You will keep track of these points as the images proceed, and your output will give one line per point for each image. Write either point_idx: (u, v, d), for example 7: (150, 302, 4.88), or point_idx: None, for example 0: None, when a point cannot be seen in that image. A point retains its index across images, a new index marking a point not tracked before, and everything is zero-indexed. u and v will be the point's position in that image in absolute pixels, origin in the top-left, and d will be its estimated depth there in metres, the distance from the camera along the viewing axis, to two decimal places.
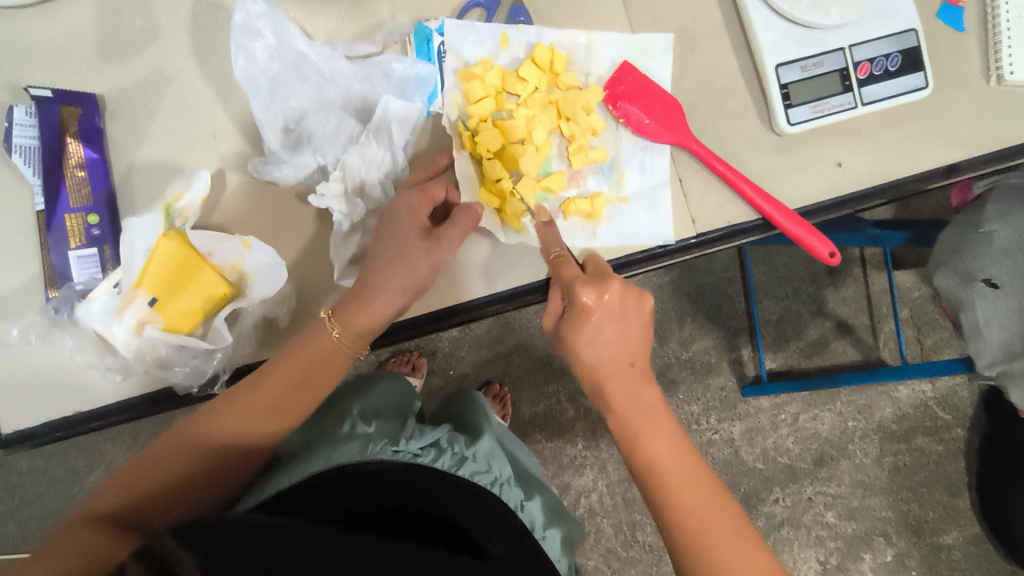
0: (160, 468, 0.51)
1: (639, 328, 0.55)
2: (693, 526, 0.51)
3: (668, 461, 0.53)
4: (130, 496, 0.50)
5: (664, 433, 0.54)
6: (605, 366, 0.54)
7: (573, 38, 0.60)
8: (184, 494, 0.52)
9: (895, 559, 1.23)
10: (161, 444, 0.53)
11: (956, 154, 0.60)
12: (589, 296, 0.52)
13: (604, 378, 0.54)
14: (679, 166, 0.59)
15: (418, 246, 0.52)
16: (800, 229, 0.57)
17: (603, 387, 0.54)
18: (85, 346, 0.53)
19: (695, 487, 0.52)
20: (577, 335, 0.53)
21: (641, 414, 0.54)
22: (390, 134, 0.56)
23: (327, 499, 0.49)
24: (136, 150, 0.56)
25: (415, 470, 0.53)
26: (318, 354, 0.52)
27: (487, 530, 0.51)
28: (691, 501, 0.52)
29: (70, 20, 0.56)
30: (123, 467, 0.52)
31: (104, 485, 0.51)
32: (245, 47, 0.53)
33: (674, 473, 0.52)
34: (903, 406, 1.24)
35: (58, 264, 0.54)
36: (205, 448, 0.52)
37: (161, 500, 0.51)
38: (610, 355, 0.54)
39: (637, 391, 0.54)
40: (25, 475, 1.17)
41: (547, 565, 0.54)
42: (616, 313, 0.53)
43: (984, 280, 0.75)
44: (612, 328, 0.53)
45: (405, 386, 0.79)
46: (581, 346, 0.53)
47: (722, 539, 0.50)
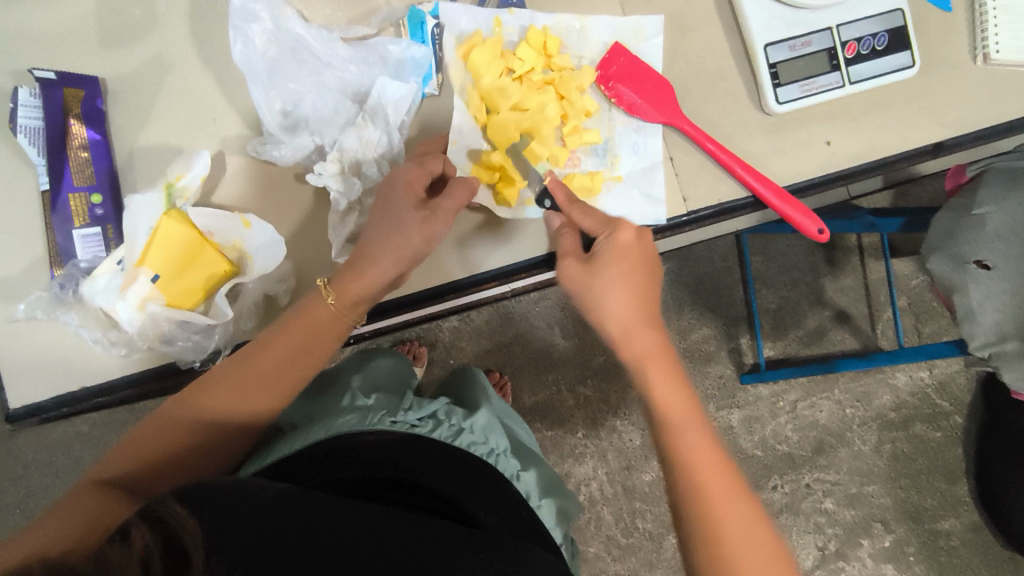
0: (161, 437, 0.53)
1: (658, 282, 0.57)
2: (710, 487, 0.49)
3: (689, 417, 0.52)
4: (135, 463, 0.52)
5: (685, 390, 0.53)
6: (629, 312, 0.55)
7: (565, 21, 0.61)
8: (183, 463, 0.53)
9: (893, 545, 1.24)
10: (160, 413, 0.54)
11: (945, 133, 0.61)
12: (628, 233, 0.55)
13: (630, 324, 0.54)
14: (671, 147, 0.60)
15: (414, 216, 0.53)
16: (790, 208, 0.58)
17: (632, 333, 0.54)
18: (89, 322, 0.54)
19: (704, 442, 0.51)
20: (610, 269, 0.55)
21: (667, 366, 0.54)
22: (386, 116, 0.57)
23: (326, 468, 0.50)
24: (137, 133, 0.57)
25: (413, 440, 0.54)
26: (315, 323, 0.54)
27: (481, 502, 0.52)
28: (708, 460, 0.50)
29: (72, 7, 0.57)
30: (126, 437, 0.54)
31: (108, 454, 0.53)
32: (243, 31, 0.55)
33: (686, 426, 0.51)
34: (901, 393, 1.25)
35: (62, 243, 0.55)
36: (203, 418, 0.53)
37: (163, 469, 0.53)
38: (631, 300, 0.55)
39: (658, 339, 0.55)
40: (32, 465, 1.19)
41: (542, 533, 0.55)
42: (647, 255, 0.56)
43: (977, 263, 0.76)
44: (641, 270, 0.55)
45: (404, 364, 0.80)
46: (610, 286, 0.54)
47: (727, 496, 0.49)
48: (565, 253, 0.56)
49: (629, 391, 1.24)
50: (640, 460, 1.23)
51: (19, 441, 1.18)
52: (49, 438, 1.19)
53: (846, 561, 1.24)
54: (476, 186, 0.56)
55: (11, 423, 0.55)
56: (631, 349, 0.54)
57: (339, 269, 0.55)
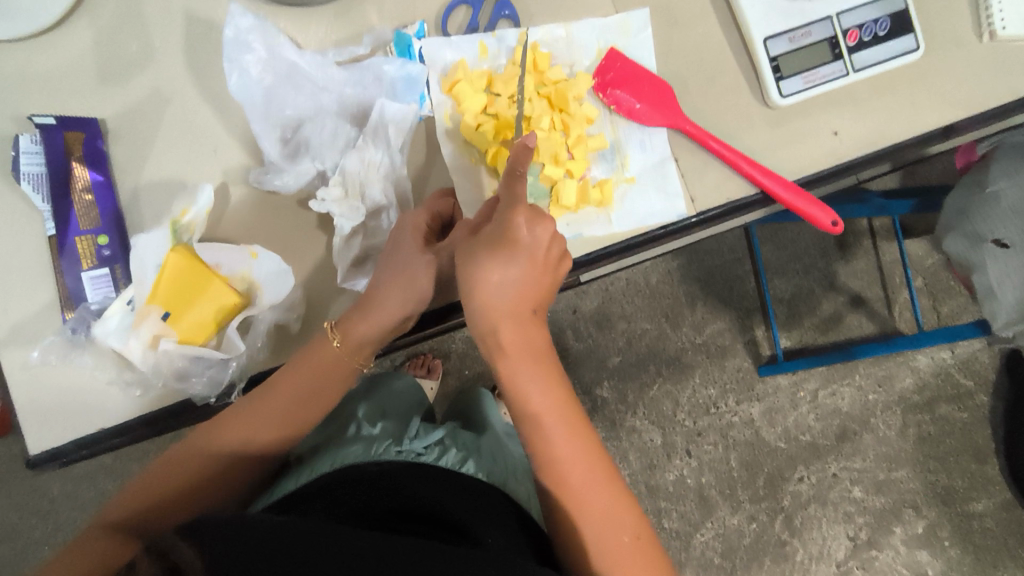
0: (171, 475, 0.53)
1: (548, 276, 0.52)
2: (575, 479, 0.52)
3: (552, 409, 0.53)
4: (143, 504, 0.52)
5: (545, 380, 0.53)
6: (490, 310, 0.51)
7: (550, 32, 0.60)
8: (191, 502, 0.53)
9: (926, 530, 1.22)
10: (169, 453, 0.55)
11: (954, 114, 0.60)
12: (525, 222, 0.50)
13: (501, 317, 0.51)
14: (678, 148, 0.59)
15: (420, 258, 0.54)
16: (802, 201, 0.57)
17: (497, 327, 0.52)
18: (104, 363, 0.55)
19: (572, 435, 0.53)
20: (480, 255, 0.51)
21: (531, 358, 0.53)
22: (387, 136, 0.56)
23: (338, 498, 0.54)
24: (140, 170, 0.57)
25: (418, 468, 0.59)
26: (324, 364, 0.54)
27: (487, 526, 0.54)
28: (574, 454, 0.52)
29: (69, 49, 0.58)
30: (132, 480, 0.54)
31: (115, 499, 0.53)
32: (238, 62, 0.55)
33: (553, 421, 0.53)
34: (923, 375, 1.23)
35: (72, 286, 0.55)
36: (213, 458, 0.54)
37: (171, 508, 0.53)
38: (509, 294, 0.51)
39: (535, 335, 0.53)
40: (57, 499, 1.20)
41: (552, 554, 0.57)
42: (535, 250, 0.51)
43: (994, 241, 0.74)
44: (522, 265, 0.51)
45: (413, 390, 0.87)
46: (480, 274, 0.50)
47: (597, 492, 0.52)
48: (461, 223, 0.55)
49: (646, 391, 1.24)
50: (661, 459, 1.23)
51: (43, 477, 1.19)
52: (73, 473, 1.20)
53: (879, 549, 1.22)
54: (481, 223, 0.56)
55: (31, 469, 0.54)
56: (495, 339, 0.52)
57: (348, 309, 0.55)
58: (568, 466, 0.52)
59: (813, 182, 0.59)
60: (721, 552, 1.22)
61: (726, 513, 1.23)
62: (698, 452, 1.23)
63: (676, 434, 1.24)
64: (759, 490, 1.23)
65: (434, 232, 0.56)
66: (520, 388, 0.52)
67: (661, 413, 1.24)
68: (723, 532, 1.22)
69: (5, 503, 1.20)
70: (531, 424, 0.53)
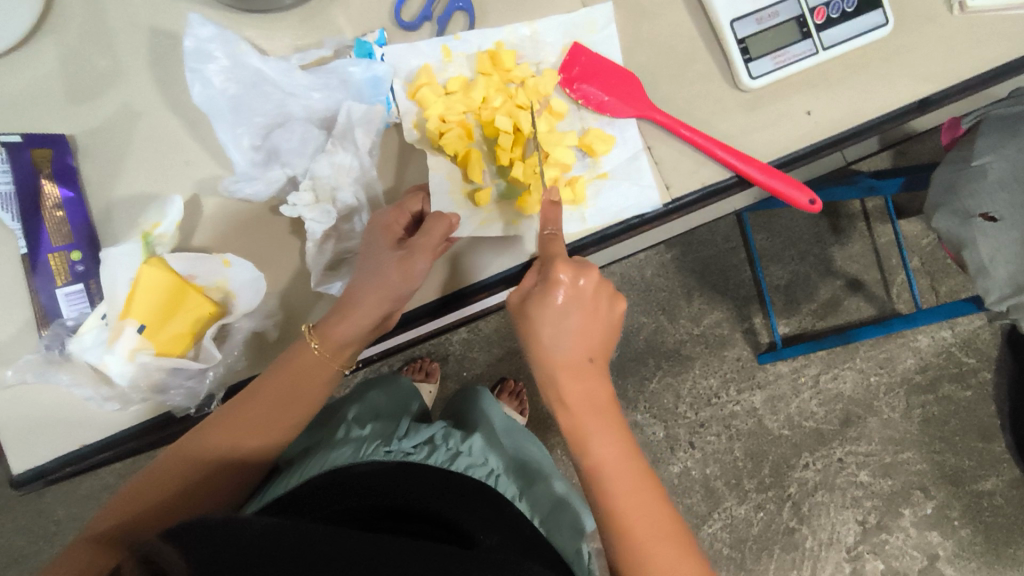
0: (157, 484, 0.53)
1: (599, 324, 0.54)
2: (639, 534, 0.51)
3: (617, 465, 0.52)
4: (130, 514, 0.52)
5: (612, 435, 0.53)
6: (554, 366, 0.53)
7: (515, 32, 0.60)
8: (177, 510, 0.53)
9: (935, 511, 1.21)
10: (156, 463, 0.55)
11: (928, 88, 0.59)
12: (565, 273, 0.52)
13: (560, 369, 0.53)
14: (650, 137, 0.59)
15: (391, 256, 0.53)
16: (778, 183, 0.56)
17: (558, 381, 0.53)
18: (82, 378, 0.53)
19: (639, 491, 0.52)
20: (540, 316, 0.53)
21: (594, 412, 0.53)
22: (356, 140, 0.56)
23: (325, 500, 0.55)
24: (111, 186, 0.57)
25: (407, 466, 0.61)
26: (302, 369, 0.54)
27: (479, 524, 0.55)
28: (638, 510, 0.52)
29: (36, 69, 0.58)
30: (118, 492, 0.54)
31: (101, 512, 0.53)
32: (201, 73, 0.54)
33: (620, 479, 0.52)
34: (926, 355, 1.22)
35: (47, 303, 0.55)
36: (195, 467, 0.54)
37: (159, 516, 0.53)
38: (567, 346, 0.53)
39: (600, 388, 0.54)
40: (62, 521, 1.20)
41: (540, 548, 0.58)
42: (585, 300, 0.53)
43: (982, 215, 0.74)
44: (578, 314, 0.53)
45: (408, 390, 0.88)
46: (539, 327, 0.53)
47: (664, 549, 0.51)
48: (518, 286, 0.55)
49: (647, 384, 1.24)
50: (665, 452, 1.23)
51: (47, 499, 1.19)
52: (78, 494, 1.20)
53: (889, 533, 1.21)
54: (454, 221, 0.54)
55: (18, 490, 0.54)
56: (557, 393, 0.54)
57: (326, 312, 0.55)
58: (634, 524, 0.51)
59: (791, 162, 0.59)
60: (730, 543, 1.21)
61: (733, 503, 1.22)
62: (702, 443, 1.23)
63: (678, 426, 1.23)
64: (766, 479, 1.22)
65: (410, 228, 0.56)
66: (584, 441, 0.53)
67: (662, 406, 1.23)
68: (731, 522, 1.22)
69: (11, 527, 1.20)
70: (595, 482, 0.53)
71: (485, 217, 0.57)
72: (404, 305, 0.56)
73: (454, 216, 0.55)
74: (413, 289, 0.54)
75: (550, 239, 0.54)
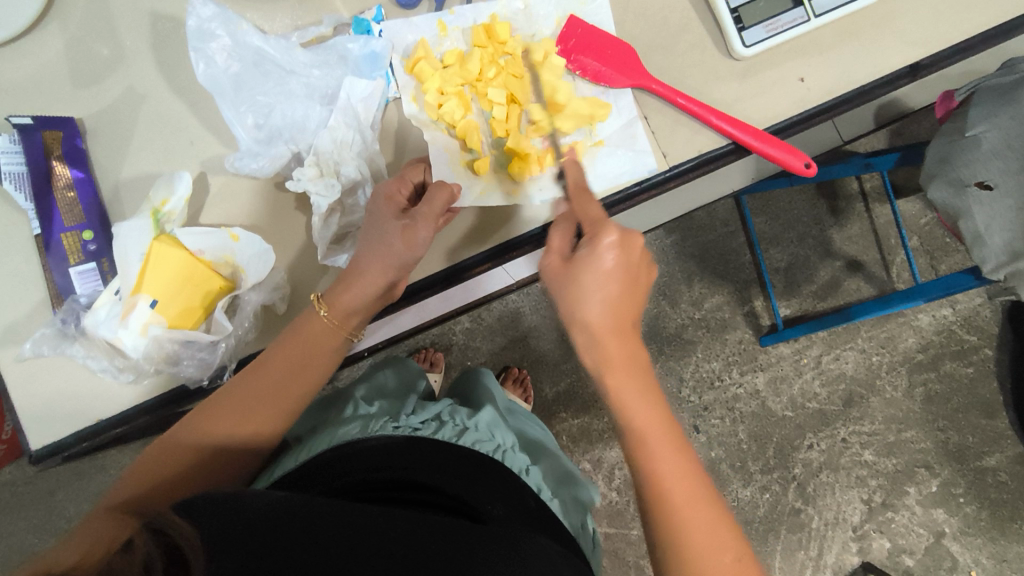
0: (169, 457, 0.54)
1: (637, 292, 0.52)
2: (678, 496, 0.47)
3: (656, 427, 0.49)
4: (144, 487, 0.53)
5: (648, 395, 0.50)
6: (595, 327, 0.50)
7: (508, 6, 0.61)
8: (189, 482, 0.54)
9: (940, 489, 1.22)
10: (166, 437, 0.56)
11: (918, 54, 0.60)
12: (612, 233, 0.51)
13: (599, 328, 0.50)
14: (645, 107, 0.60)
15: (395, 225, 0.54)
16: (773, 149, 0.57)
17: (598, 342, 0.50)
18: (95, 352, 0.54)
19: (677, 451, 0.48)
20: (588, 277, 0.50)
21: (637, 374, 0.50)
22: (357, 114, 0.58)
23: (336, 473, 0.57)
24: (119, 166, 0.58)
25: (414, 438, 0.62)
26: (312, 340, 0.56)
27: (485, 496, 0.57)
28: (677, 469, 0.48)
29: (43, 55, 0.59)
30: (132, 465, 0.55)
31: (117, 484, 0.54)
32: (204, 52, 0.56)
33: (658, 439, 0.48)
34: (927, 334, 1.23)
35: (61, 282, 0.56)
36: (206, 439, 0.55)
37: (173, 488, 0.53)
38: (609, 305, 0.50)
39: (638, 353, 0.51)
40: (74, 518, 1.21)
41: (547, 519, 0.60)
42: (628, 264, 0.51)
43: (977, 183, 0.75)
44: (609, 275, 0.51)
45: (415, 369, 0.90)
46: (583, 288, 0.50)
47: (702, 512, 0.46)
48: (551, 249, 0.54)
49: None
50: None
51: (59, 496, 1.21)
52: (89, 490, 1.21)
53: (894, 511, 1.22)
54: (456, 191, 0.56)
55: (36, 465, 0.55)
56: (597, 356, 0.50)
57: (331, 283, 0.56)
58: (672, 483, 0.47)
59: (786, 129, 0.60)
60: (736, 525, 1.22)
61: (739, 485, 1.23)
62: (706, 426, 1.24)
63: (683, 410, 1.24)
64: (770, 461, 1.23)
65: (411, 199, 0.57)
66: (622, 401, 0.49)
67: (665, 390, 1.25)
68: (737, 504, 1.23)
69: (24, 525, 1.21)
70: (636, 444, 0.49)
71: (485, 186, 0.58)
72: (409, 275, 0.57)
73: (455, 186, 0.56)
74: (417, 256, 0.55)
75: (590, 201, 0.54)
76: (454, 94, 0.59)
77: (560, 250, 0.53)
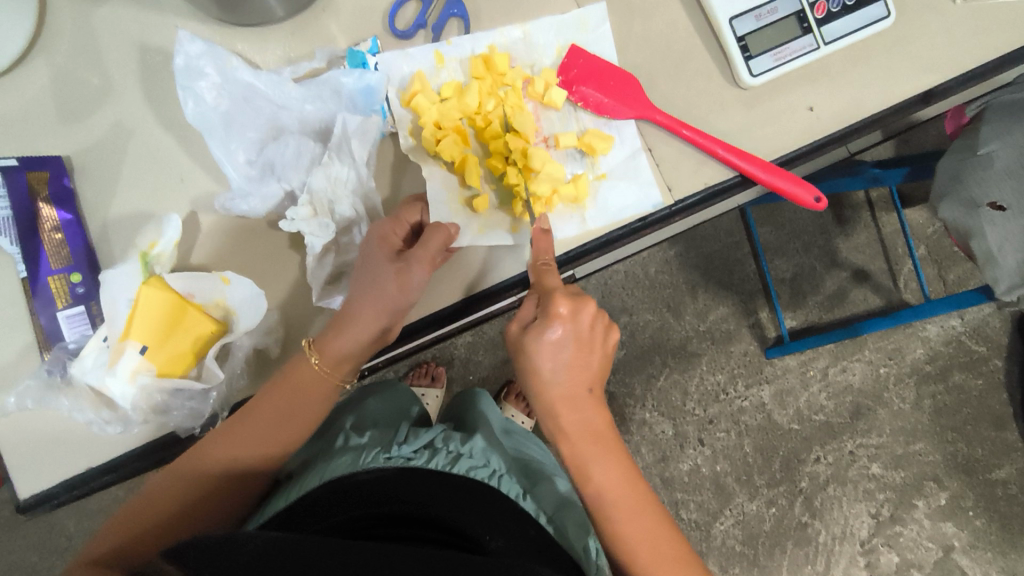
0: (156, 505, 0.53)
1: (595, 354, 0.54)
2: (644, 558, 0.52)
3: (618, 491, 0.53)
4: (128, 536, 0.51)
5: (612, 461, 0.53)
6: (551, 395, 0.53)
7: (507, 34, 0.59)
8: (176, 530, 0.52)
9: (949, 502, 1.20)
10: (154, 483, 0.54)
11: (931, 79, 0.58)
12: (564, 305, 0.52)
13: (554, 401, 0.54)
14: (648, 138, 0.58)
15: (389, 268, 0.52)
16: (782, 181, 0.55)
17: (555, 412, 0.54)
18: (82, 403, 0.53)
19: (641, 512, 0.53)
20: (539, 352, 0.53)
21: (592, 440, 0.54)
22: (353, 153, 0.55)
23: (328, 511, 0.55)
24: (108, 205, 0.56)
25: (409, 471, 0.60)
26: (303, 383, 0.54)
27: (484, 526, 0.54)
28: (642, 531, 0.52)
29: (30, 88, 0.57)
30: (116, 512, 0.53)
31: (100, 533, 0.52)
32: (192, 90, 0.54)
33: (621, 504, 0.53)
34: (935, 344, 1.21)
35: (48, 326, 0.55)
36: (195, 484, 0.53)
37: (160, 536, 0.52)
38: (565, 375, 0.53)
39: (601, 416, 0.54)
40: (73, 536, 1.20)
41: (553, 547, 0.57)
42: (579, 332, 0.53)
43: (990, 204, 0.72)
44: (558, 352, 0.53)
45: (406, 394, 0.88)
46: (536, 362, 0.53)
47: (671, 568, 0.51)
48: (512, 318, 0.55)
49: (654, 382, 1.23)
50: (675, 450, 1.22)
51: (58, 514, 1.19)
52: (88, 507, 1.20)
53: (903, 525, 1.20)
54: (453, 232, 0.54)
55: (23, 514, 0.54)
56: (556, 425, 0.54)
57: (324, 327, 0.55)
58: (639, 546, 0.52)
59: (793, 160, 0.58)
60: (742, 539, 1.20)
61: (744, 500, 1.21)
62: (711, 439, 1.22)
63: (687, 423, 1.22)
64: (777, 475, 1.21)
65: (408, 239, 0.56)
66: (583, 469, 0.53)
67: (670, 404, 1.22)
68: (743, 519, 1.20)
69: (24, 542, 1.20)
70: (600, 509, 0.53)
71: (483, 225, 0.57)
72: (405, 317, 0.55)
73: (452, 226, 0.54)
74: (412, 302, 0.53)
75: (546, 271, 0.53)
76: (454, 129, 0.57)
77: (519, 319, 0.54)
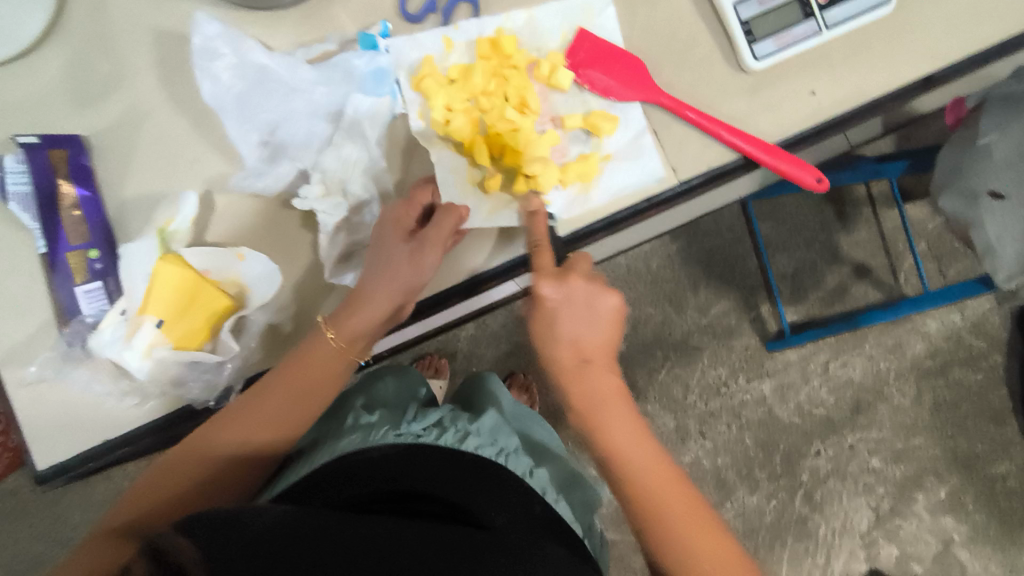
0: (171, 479, 0.54)
1: (592, 327, 0.56)
2: (669, 509, 0.52)
3: (633, 443, 0.54)
4: (145, 509, 0.53)
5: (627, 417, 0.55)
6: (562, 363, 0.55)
7: (513, 19, 0.60)
8: (191, 504, 0.54)
9: (948, 497, 1.20)
10: (169, 457, 0.55)
11: (930, 67, 0.59)
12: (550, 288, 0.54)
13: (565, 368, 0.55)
14: (653, 121, 0.59)
15: (403, 250, 0.54)
16: (784, 163, 0.56)
17: (566, 379, 0.55)
18: (100, 373, 0.55)
19: (657, 464, 0.54)
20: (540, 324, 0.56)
21: (603, 400, 0.55)
22: (364, 133, 0.58)
23: (339, 486, 0.57)
24: (124, 184, 0.58)
25: (417, 449, 0.61)
26: (315, 363, 0.55)
27: (490, 505, 0.57)
28: (660, 480, 0.53)
29: (48, 72, 0.59)
30: (132, 484, 0.55)
31: (117, 504, 0.54)
32: (209, 70, 0.55)
33: (637, 457, 0.54)
34: (935, 339, 1.22)
35: (67, 301, 0.56)
36: (209, 460, 0.55)
37: (175, 509, 0.54)
38: (570, 344, 0.55)
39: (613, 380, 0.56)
40: (79, 525, 1.21)
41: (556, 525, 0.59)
42: (574, 308, 0.55)
43: (989, 193, 0.73)
44: (567, 317, 0.55)
45: (417, 375, 0.88)
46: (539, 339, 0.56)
47: (693, 515, 0.52)
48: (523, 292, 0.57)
49: (655, 376, 1.24)
50: (676, 444, 1.23)
51: (65, 503, 1.20)
52: (93, 497, 1.21)
53: (903, 518, 1.21)
54: (463, 214, 0.55)
55: (41, 485, 0.55)
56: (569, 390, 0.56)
57: (338, 306, 0.56)
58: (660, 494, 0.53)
59: (796, 142, 0.59)
60: (743, 532, 1.21)
61: (745, 493, 1.22)
62: (713, 433, 1.23)
63: (688, 417, 1.23)
64: (777, 468, 1.22)
65: (421, 220, 0.57)
66: (600, 426, 0.54)
67: (671, 397, 1.23)
68: (744, 512, 1.21)
69: (30, 532, 1.21)
70: (617, 462, 0.54)
71: (494, 206, 0.58)
72: (418, 296, 0.57)
73: (463, 208, 0.56)
74: (424, 281, 0.55)
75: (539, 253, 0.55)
76: (462, 111, 0.58)
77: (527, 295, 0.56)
